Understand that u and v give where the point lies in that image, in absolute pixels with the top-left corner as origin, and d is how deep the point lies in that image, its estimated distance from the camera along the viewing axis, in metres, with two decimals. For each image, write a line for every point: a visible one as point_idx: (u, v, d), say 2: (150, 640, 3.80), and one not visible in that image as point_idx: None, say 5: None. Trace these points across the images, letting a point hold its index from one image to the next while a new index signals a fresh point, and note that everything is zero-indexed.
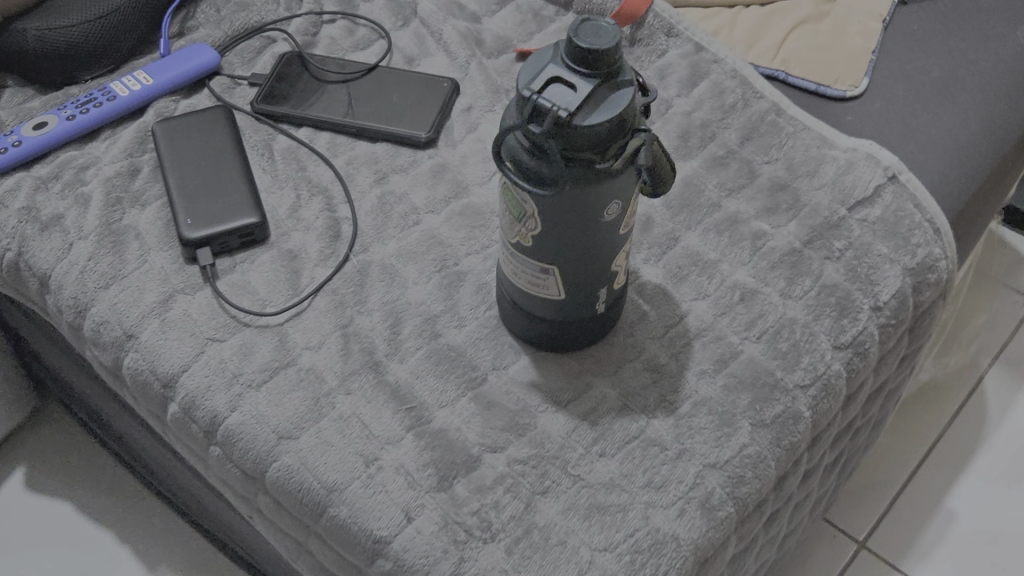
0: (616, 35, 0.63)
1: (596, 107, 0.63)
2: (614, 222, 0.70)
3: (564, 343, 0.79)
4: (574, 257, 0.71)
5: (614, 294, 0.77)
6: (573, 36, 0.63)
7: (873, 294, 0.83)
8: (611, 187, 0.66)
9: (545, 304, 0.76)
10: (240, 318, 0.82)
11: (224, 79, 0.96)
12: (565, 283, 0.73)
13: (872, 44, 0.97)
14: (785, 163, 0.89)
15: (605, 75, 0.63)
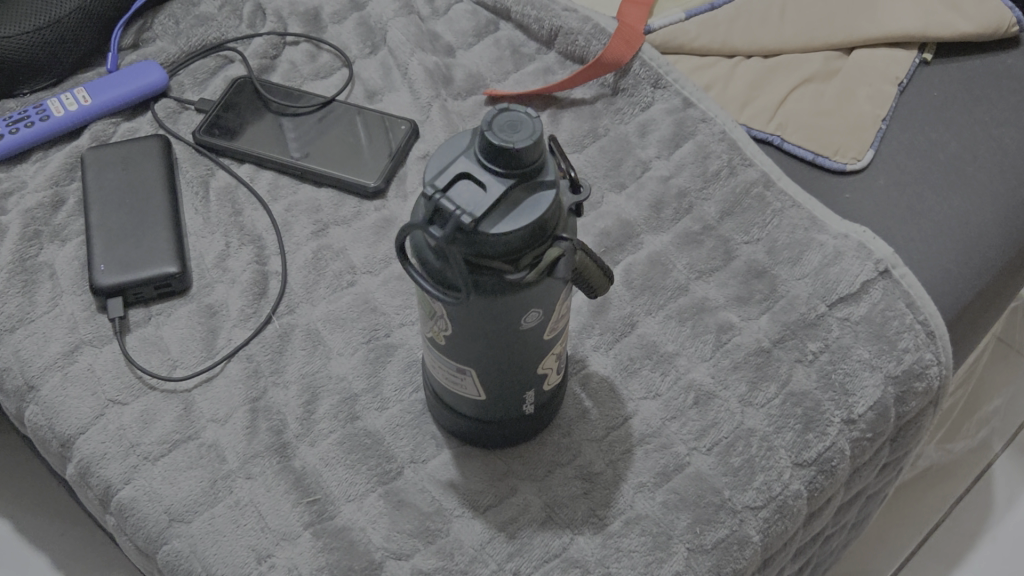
0: (537, 131, 0.55)
1: (509, 212, 0.55)
2: (538, 329, 0.62)
3: (490, 440, 0.71)
4: (493, 362, 0.63)
5: (546, 394, 0.69)
6: (486, 129, 0.54)
7: (848, 407, 0.73)
8: (529, 295, 0.59)
9: (467, 403, 0.68)
10: (146, 379, 0.75)
11: (171, 103, 0.89)
12: (485, 386, 0.66)
13: (883, 110, 0.86)
14: (765, 245, 0.80)
15: (523, 174, 0.55)
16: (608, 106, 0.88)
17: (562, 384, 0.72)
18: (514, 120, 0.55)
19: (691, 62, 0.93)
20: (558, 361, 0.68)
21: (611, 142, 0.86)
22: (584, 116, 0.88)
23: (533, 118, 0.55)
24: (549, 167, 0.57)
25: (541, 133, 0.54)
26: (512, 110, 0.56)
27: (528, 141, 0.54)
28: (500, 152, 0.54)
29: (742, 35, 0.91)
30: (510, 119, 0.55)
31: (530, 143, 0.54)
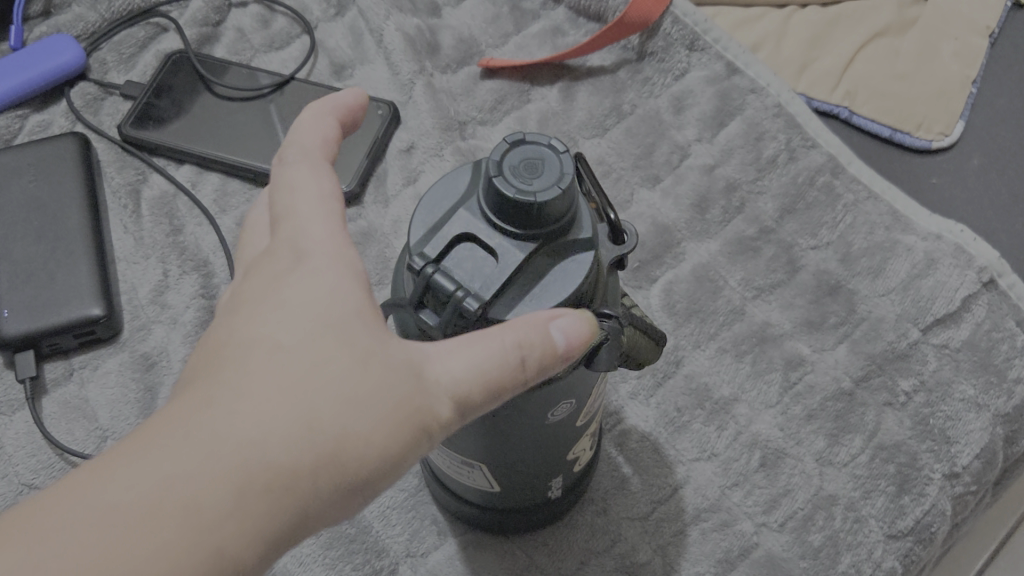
0: (565, 173, 0.37)
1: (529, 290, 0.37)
2: (570, 416, 0.46)
3: (506, 529, 0.56)
4: (511, 457, 0.48)
5: (576, 474, 0.54)
6: (495, 173, 0.36)
7: (950, 458, 0.57)
8: (557, 389, 0.42)
9: (475, 492, 0.53)
10: (68, 457, 0.59)
11: (92, 88, 0.72)
12: (498, 478, 0.50)
13: (973, 70, 0.70)
14: (838, 251, 0.64)
15: (550, 236, 0.37)
16: (633, 76, 0.72)
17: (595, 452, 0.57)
18: (534, 158, 0.37)
19: (733, 12, 0.75)
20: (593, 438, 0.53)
21: (639, 122, 0.69)
22: (604, 90, 0.71)
23: (561, 153, 0.37)
24: (584, 217, 0.39)
25: (574, 178, 0.37)
26: (531, 140, 0.38)
27: (557, 193, 0.36)
28: (515, 210, 0.36)
29: None
30: (528, 156, 0.37)
31: (560, 195, 0.36)
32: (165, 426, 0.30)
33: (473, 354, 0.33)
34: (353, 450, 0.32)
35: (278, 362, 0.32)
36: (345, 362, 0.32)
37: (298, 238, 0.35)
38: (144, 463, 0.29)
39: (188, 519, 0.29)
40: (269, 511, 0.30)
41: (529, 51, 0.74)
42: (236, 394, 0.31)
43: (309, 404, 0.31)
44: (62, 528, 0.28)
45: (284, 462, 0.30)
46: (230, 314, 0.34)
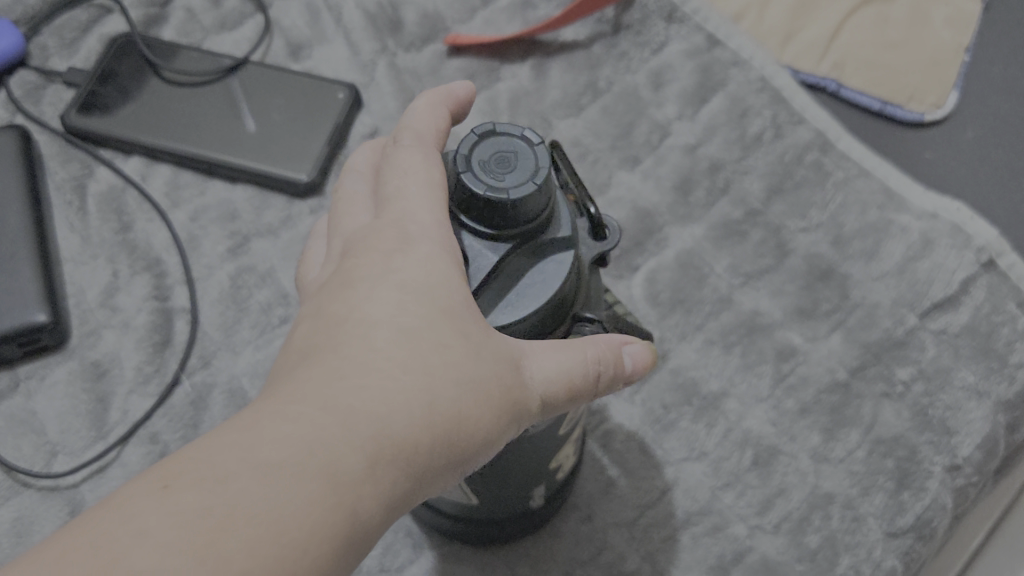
0: (538, 168, 0.35)
1: (505, 296, 0.35)
2: (550, 425, 0.43)
3: (486, 539, 0.52)
4: (488, 470, 0.44)
5: (558, 481, 0.51)
6: (464, 170, 0.35)
7: (951, 450, 0.54)
8: None
9: (450, 505, 0.49)
10: (16, 475, 0.55)
11: (32, 76, 0.68)
12: (476, 492, 0.46)
13: (965, 38, 0.67)
14: (829, 233, 0.61)
15: (526, 235, 0.35)
16: (609, 50, 0.68)
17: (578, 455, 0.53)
18: (505, 152, 0.35)
19: None
20: (575, 442, 0.49)
21: (616, 100, 0.66)
22: (578, 66, 0.67)
23: (534, 145, 0.36)
24: (562, 214, 0.37)
25: (548, 172, 0.35)
26: (503, 131, 0.36)
27: (530, 189, 0.34)
28: (486, 208, 0.34)
29: None
30: (499, 150, 0.35)
31: (534, 191, 0.34)
32: (299, 393, 0.28)
33: (562, 356, 0.34)
34: (469, 436, 0.31)
35: (404, 340, 0.31)
36: (469, 344, 0.31)
37: (401, 220, 0.34)
38: (295, 422, 0.27)
39: (346, 483, 0.27)
40: (400, 489, 0.28)
41: (498, 27, 0.70)
42: (368, 365, 0.30)
43: (441, 381, 0.30)
44: (225, 475, 0.25)
45: (415, 438, 0.29)
46: (331, 293, 0.32)
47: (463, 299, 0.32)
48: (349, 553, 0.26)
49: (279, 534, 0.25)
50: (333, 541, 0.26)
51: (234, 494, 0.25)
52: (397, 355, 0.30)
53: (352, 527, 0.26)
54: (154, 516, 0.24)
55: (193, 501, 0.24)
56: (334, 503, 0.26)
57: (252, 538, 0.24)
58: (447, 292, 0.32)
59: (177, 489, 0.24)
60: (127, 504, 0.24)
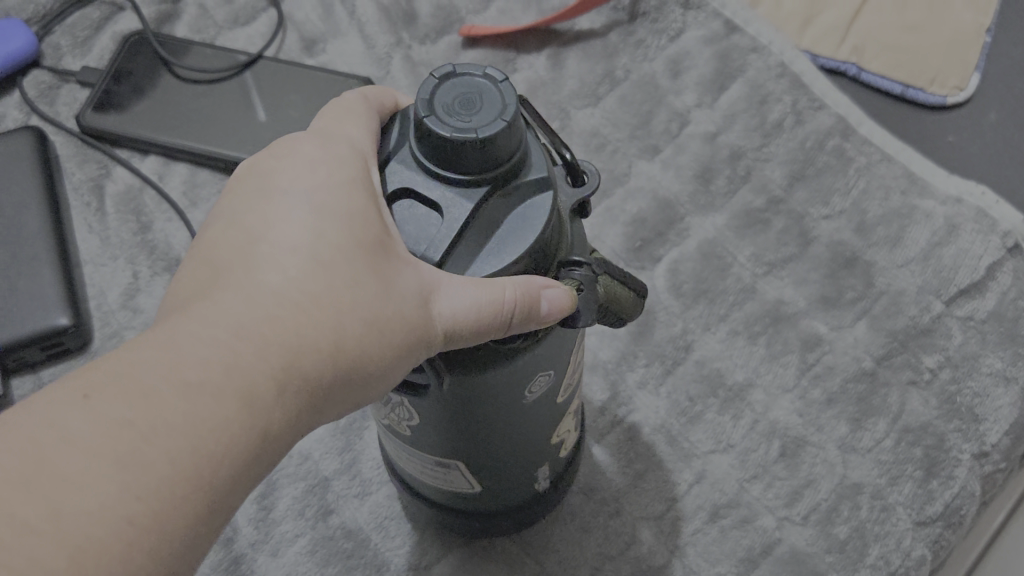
0: (507, 105, 0.31)
1: (484, 250, 0.32)
2: (552, 396, 0.41)
3: (493, 529, 0.51)
4: (492, 452, 0.42)
5: (564, 462, 0.50)
6: (427, 113, 0.31)
7: (979, 437, 0.53)
8: (533, 363, 0.36)
9: (452, 495, 0.48)
10: None
11: (46, 76, 0.67)
12: (478, 475, 0.45)
13: (986, 19, 0.66)
14: (852, 220, 0.60)
15: (503, 180, 0.32)
16: (626, 38, 0.67)
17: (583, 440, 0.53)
18: (469, 90, 0.32)
19: None
20: (576, 414, 0.48)
21: (635, 88, 0.65)
22: (595, 55, 0.67)
23: (500, 82, 0.32)
24: (537, 155, 0.34)
25: (517, 107, 0.31)
26: (462, 71, 0.32)
27: (499, 125, 0.31)
28: (456, 153, 0.31)
29: None
30: (460, 89, 0.32)
31: (505, 128, 0.31)
32: (215, 310, 0.28)
33: (477, 296, 0.30)
34: (367, 365, 0.30)
35: (320, 267, 0.29)
36: (385, 282, 0.30)
37: (323, 144, 0.32)
38: (211, 344, 0.27)
39: (257, 412, 0.27)
40: (301, 420, 0.29)
41: (513, 17, 0.69)
42: (280, 291, 0.29)
43: (340, 321, 0.29)
44: (145, 391, 0.25)
45: (325, 373, 0.29)
46: (245, 197, 0.31)
47: (379, 232, 0.31)
48: (248, 477, 0.28)
49: (187, 459, 0.25)
50: (232, 468, 0.27)
51: (153, 412, 0.25)
52: (314, 284, 0.29)
53: (253, 454, 0.27)
54: (71, 426, 0.24)
55: (110, 415, 0.25)
56: (241, 431, 0.27)
57: (163, 462, 0.25)
58: (365, 220, 0.30)
59: (94, 402, 0.25)
60: (46, 406, 0.25)
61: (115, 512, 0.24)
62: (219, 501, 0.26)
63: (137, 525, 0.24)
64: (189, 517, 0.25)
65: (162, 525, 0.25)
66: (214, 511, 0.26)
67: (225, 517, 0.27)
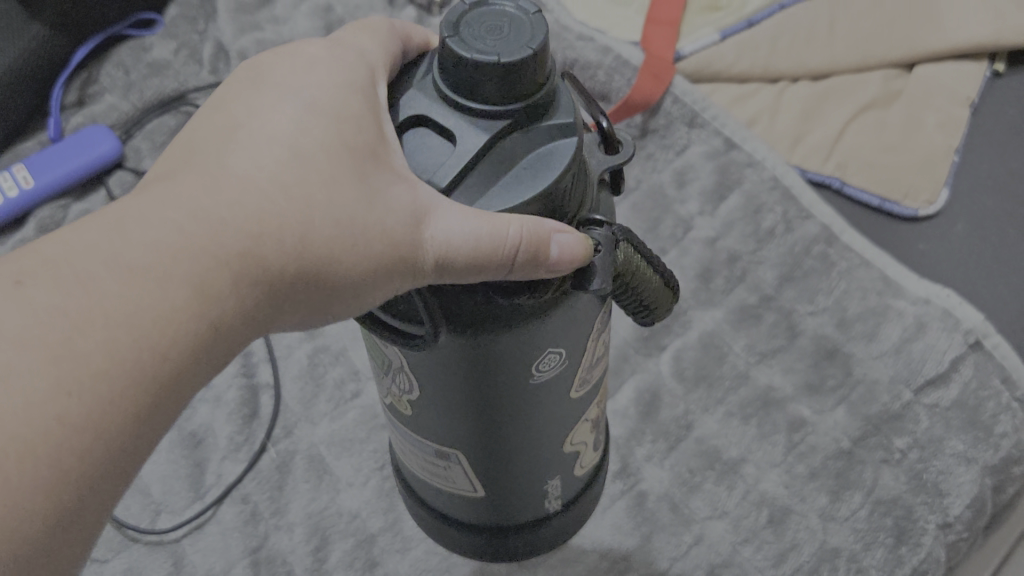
0: (534, 36, 0.34)
1: (500, 183, 0.35)
2: (559, 394, 0.46)
3: (508, 548, 0.58)
4: (493, 446, 0.47)
5: (574, 488, 0.58)
6: (452, 37, 0.34)
7: (943, 509, 0.61)
8: (539, 336, 0.40)
9: (459, 499, 0.54)
10: (125, 531, 0.63)
11: (128, 176, 0.77)
12: (474, 471, 0.50)
13: (956, 141, 0.75)
14: (834, 316, 0.69)
15: (522, 113, 0.35)
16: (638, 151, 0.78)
17: (603, 468, 0.62)
18: (498, 21, 0.35)
19: (729, 89, 0.82)
20: (592, 431, 0.54)
21: (645, 196, 0.76)
22: None
23: (529, 17, 0.35)
24: (565, 102, 0.37)
25: (542, 41, 0.34)
26: (496, 4, 0.35)
27: (521, 53, 0.33)
28: (476, 78, 0.34)
29: (787, 56, 0.81)
30: (491, 19, 0.35)
31: (527, 57, 0.33)
32: (179, 194, 0.31)
33: (470, 222, 0.33)
34: (338, 267, 0.33)
35: (295, 163, 0.33)
36: (367, 186, 0.33)
37: (331, 60, 0.36)
38: (164, 226, 0.30)
39: (205, 299, 0.30)
40: (256, 309, 0.32)
41: None
42: (253, 180, 0.32)
43: (307, 220, 0.32)
44: (90, 278, 0.28)
45: (285, 266, 0.32)
46: (240, 94, 0.35)
47: (369, 139, 0.34)
48: (194, 368, 0.31)
49: (131, 340, 0.28)
50: (176, 358, 0.30)
51: (93, 299, 0.28)
52: (288, 178, 0.32)
53: (200, 340, 0.30)
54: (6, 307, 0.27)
55: (46, 304, 0.27)
56: (186, 320, 0.30)
57: (100, 351, 0.28)
58: (347, 130, 0.34)
59: (39, 287, 0.28)
60: None
61: (44, 411, 0.27)
62: (161, 387, 0.30)
63: (66, 423, 0.27)
64: (125, 412, 0.29)
65: (95, 425, 0.28)
66: (155, 400, 0.30)
67: (172, 404, 0.30)
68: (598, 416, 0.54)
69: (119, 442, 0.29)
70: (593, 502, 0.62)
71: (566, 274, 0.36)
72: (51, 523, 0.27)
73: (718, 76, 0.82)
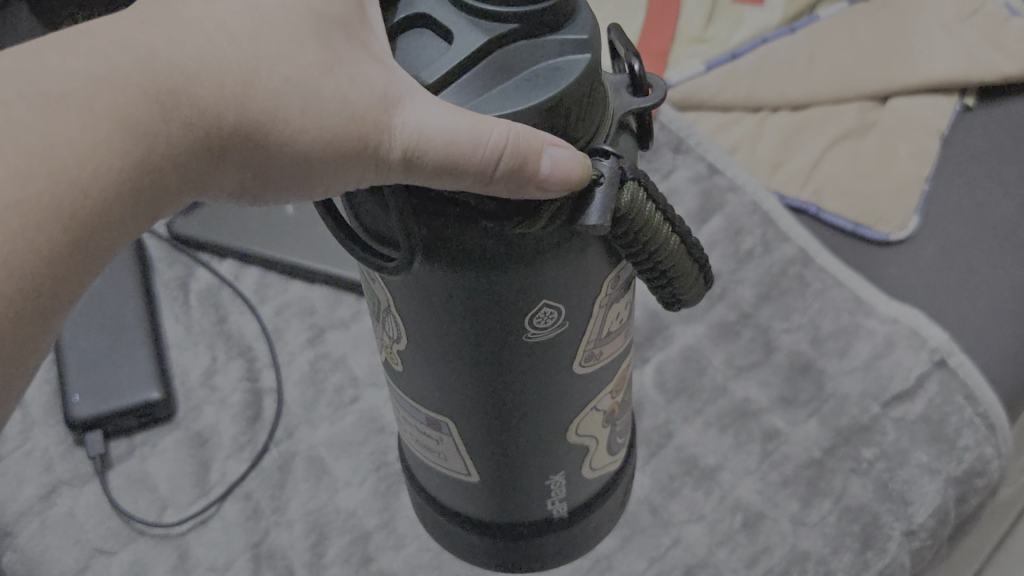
0: None
1: (501, 86, 0.35)
2: (556, 370, 0.47)
3: (512, 547, 0.61)
4: (485, 416, 0.50)
5: (580, 494, 0.60)
6: None
7: (907, 517, 0.65)
8: (527, 294, 0.41)
9: (459, 482, 0.57)
10: (133, 524, 0.67)
11: None
12: (462, 444, 0.53)
13: (927, 171, 0.79)
14: (808, 334, 0.73)
15: (533, 16, 0.34)
16: None
17: (624, 471, 0.64)
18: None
19: (713, 118, 0.87)
20: (604, 426, 0.55)
21: None
22: None
23: None
24: (586, 17, 0.36)
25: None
26: None
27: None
28: None
29: (769, 87, 0.86)
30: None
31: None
32: (118, 32, 0.33)
33: (440, 107, 0.34)
34: (284, 125, 0.34)
35: (255, 16, 0.34)
36: (328, 51, 0.34)
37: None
38: (91, 60, 0.32)
39: (129, 137, 0.32)
40: (186, 156, 0.33)
41: None
42: (198, 27, 0.33)
43: (255, 70, 0.33)
44: (3, 107, 0.31)
45: (221, 115, 0.33)
46: None
47: (340, 9, 0.36)
48: (115, 209, 0.33)
49: (35, 172, 0.31)
50: (86, 189, 0.32)
51: (3, 125, 0.30)
52: (234, 30, 0.34)
53: (121, 180, 0.32)
54: None
55: None
56: (100, 152, 0.31)
57: (5, 180, 0.30)
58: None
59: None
60: None
61: None
62: (77, 224, 0.32)
63: None
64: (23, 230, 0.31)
65: None
66: (71, 240, 0.32)
67: (85, 230, 0.32)
68: (611, 413, 0.55)
69: (13, 262, 0.31)
70: (611, 516, 0.65)
71: (565, 192, 0.35)
72: None
73: (705, 105, 0.87)
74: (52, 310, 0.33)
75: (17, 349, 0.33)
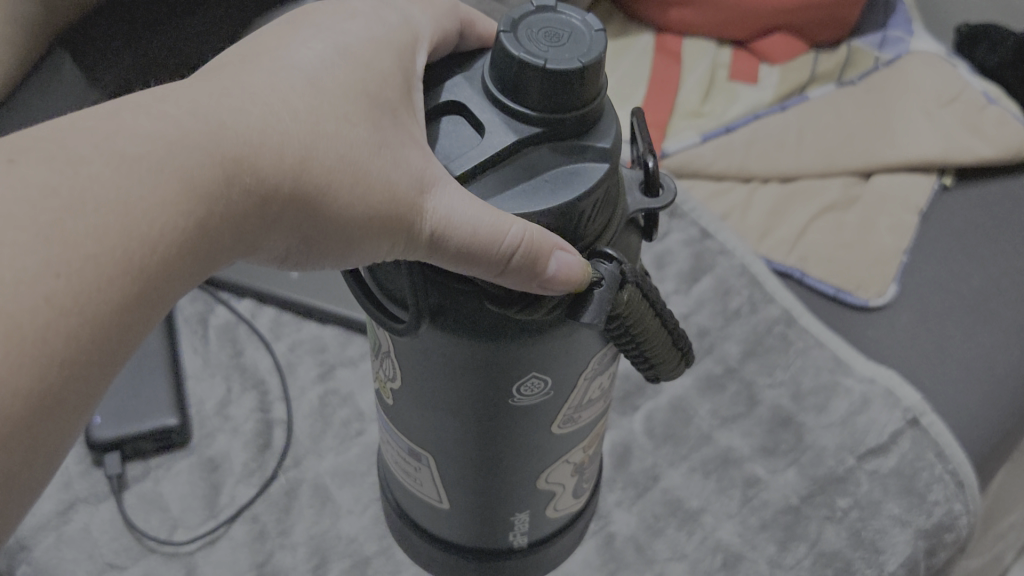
0: (590, 51, 0.37)
1: (521, 185, 0.39)
2: (535, 428, 0.51)
3: (471, 569, 0.65)
4: (463, 460, 0.54)
5: (541, 530, 0.64)
6: (508, 32, 0.38)
7: (879, 564, 0.68)
8: (521, 365, 0.45)
9: (431, 509, 0.61)
10: (145, 541, 0.70)
11: None
12: (439, 480, 0.57)
13: (904, 243, 0.85)
14: (790, 390, 0.78)
15: (560, 126, 0.39)
16: None
17: (586, 509, 0.69)
18: (561, 30, 0.39)
19: (707, 186, 0.93)
20: (572, 477, 0.60)
21: None
22: None
23: (592, 33, 0.38)
24: (609, 129, 0.40)
25: (598, 57, 0.37)
26: (564, 15, 0.39)
27: (570, 65, 0.37)
28: (522, 87, 0.37)
29: (760, 157, 0.92)
30: (555, 28, 0.39)
31: (575, 70, 0.37)
32: (183, 99, 0.34)
33: (488, 211, 0.37)
34: (337, 199, 0.36)
35: (317, 91, 0.36)
36: (379, 134, 0.37)
37: (371, 17, 0.40)
38: (161, 121, 0.32)
39: (199, 196, 0.32)
40: (245, 219, 0.34)
41: None
42: (261, 100, 0.35)
43: (315, 145, 0.35)
44: (82, 162, 0.30)
45: (280, 183, 0.34)
46: (275, 34, 0.39)
47: (386, 88, 0.38)
48: (179, 270, 0.32)
49: (113, 228, 0.29)
50: (159, 253, 0.31)
51: (84, 180, 0.29)
52: (295, 104, 0.36)
53: (188, 239, 0.32)
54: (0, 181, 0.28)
55: (39, 181, 0.28)
56: (178, 215, 0.31)
57: (91, 235, 0.29)
58: (365, 78, 0.38)
59: (30, 164, 0.29)
60: None
61: (34, 287, 0.27)
62: (148, 279, 0.31)
63: (52, 305, 0.28)
64: (110, 297, 0.29)
65: (80, 310, 0.29)
66: (140, 295, 0.31)
67: (153, 301, 0.31)
68: (581, 465, 0.60)
69: (98, 327, 0.29)
70: (566, 547, 0.68)
71: (559, 291, 0.39)
72: (34, 404, 0.28)
73: (700, 171, 0.93)
74: (106, 373, 0.31)
75: (74, 411, 0.30)
